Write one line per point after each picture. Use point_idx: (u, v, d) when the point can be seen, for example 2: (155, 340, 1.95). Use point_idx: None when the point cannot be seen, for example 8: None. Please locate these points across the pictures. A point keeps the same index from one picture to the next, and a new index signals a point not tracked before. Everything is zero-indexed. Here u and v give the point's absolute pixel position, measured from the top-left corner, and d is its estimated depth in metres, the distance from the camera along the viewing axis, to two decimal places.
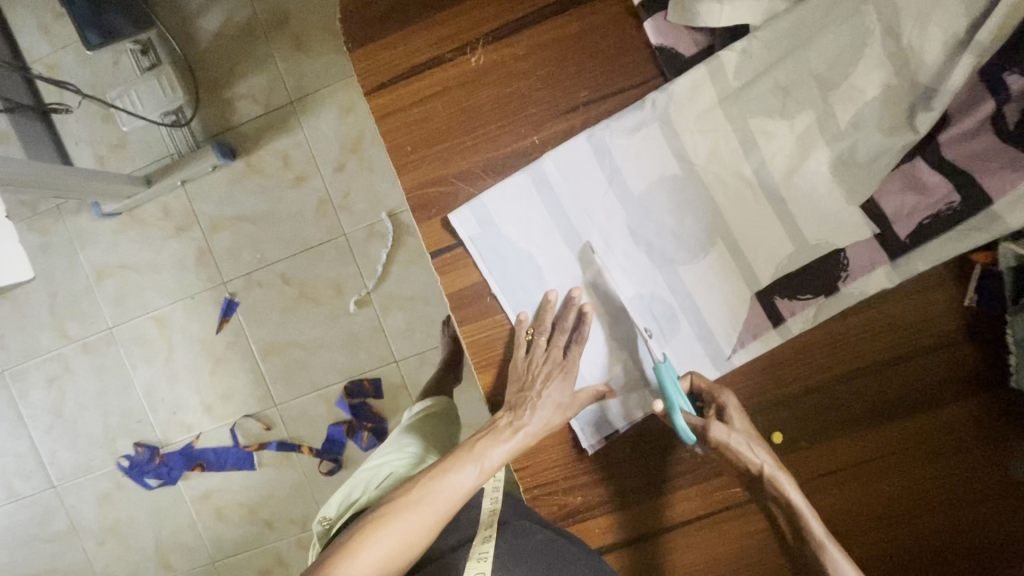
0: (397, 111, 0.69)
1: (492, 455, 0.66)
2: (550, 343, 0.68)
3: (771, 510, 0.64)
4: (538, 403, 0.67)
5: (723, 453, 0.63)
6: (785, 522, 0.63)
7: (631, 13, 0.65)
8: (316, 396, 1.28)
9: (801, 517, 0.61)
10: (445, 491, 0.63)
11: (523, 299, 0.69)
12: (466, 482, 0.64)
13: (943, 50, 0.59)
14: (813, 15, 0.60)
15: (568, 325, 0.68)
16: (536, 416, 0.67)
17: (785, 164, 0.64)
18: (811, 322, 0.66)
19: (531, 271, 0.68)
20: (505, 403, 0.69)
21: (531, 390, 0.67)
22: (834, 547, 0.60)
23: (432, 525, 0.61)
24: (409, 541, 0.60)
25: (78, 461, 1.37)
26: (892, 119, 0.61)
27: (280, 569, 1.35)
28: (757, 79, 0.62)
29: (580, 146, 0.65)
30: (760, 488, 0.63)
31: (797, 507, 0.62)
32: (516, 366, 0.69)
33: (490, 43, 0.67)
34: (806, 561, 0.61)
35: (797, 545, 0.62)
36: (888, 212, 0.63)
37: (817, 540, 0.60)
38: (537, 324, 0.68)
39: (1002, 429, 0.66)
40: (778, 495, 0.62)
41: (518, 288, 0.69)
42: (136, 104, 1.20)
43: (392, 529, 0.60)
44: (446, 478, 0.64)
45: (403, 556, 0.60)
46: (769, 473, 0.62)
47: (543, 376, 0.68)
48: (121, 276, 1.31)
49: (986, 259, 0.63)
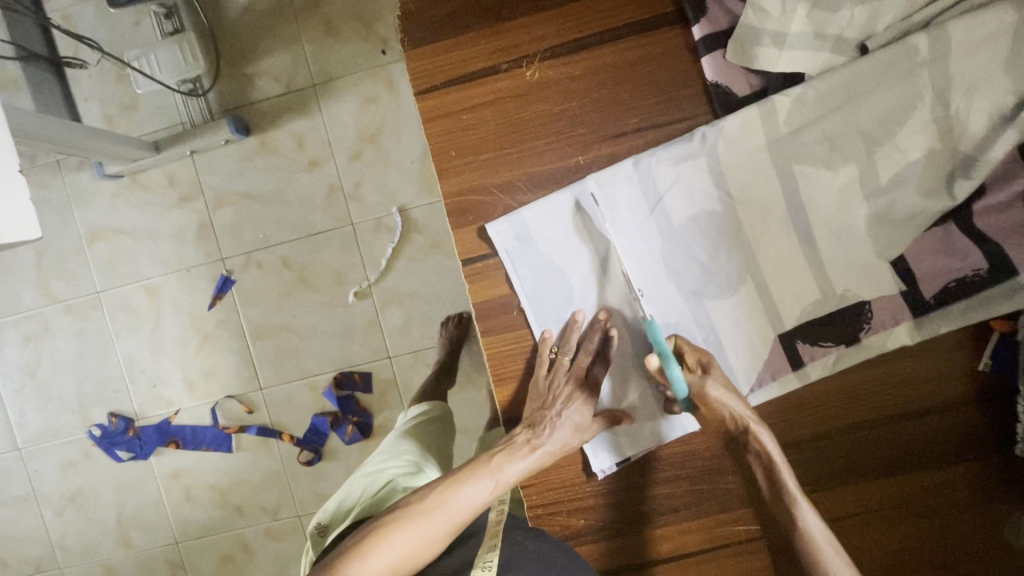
0: (446, 115, 0.68)
1: (507, 472, 0.65)
2: (574, 363, 0.68)
3: (749, 464, 0.62)
4: (556, 423, 0.67)
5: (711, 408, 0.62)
6: (763, 480, 0.61)
7: (690, 48, 0.66)
8: (303, 383, 1.26)
9: (777, 472, 0.60)
10: (459, 502, 0.63)
11: (550, 318, 0.69)
12: (480, 495, 0.64)
13: (988, 122, 0.60)
14: (867, 72, 0.61)
15: (592, 347, 0.68)
16: (554, 436, 0.67)
17: (822, 213, 0.65)
18: (830, 368, 0.67)
19: (563, 291, 0.69)
20: (524, 419, 0.68)
21: (552, 410, 0.67)
22: (804, 503, 0.59)
23: (442, 535, 0.62)
24: (420, 548, 0.61)
25: (46, 426, 1.33)
26: (931, 183, 0.63)
27: (245, 557, 1.32)
28: (807, 127, 0.63)
29: (626, 172, 0.66)
30: (740, 443, 0.62)
31: (775, 461, 0.60)
32: (538, 384, 0.68)
33: (547, 59, 0.67)
34: (779, 521, 0.59)
35: (770, 502, 0.60)
36: (917, 271, 0.65)
37: (789, 495, 0.59)
38: (561, 343, 0.69)
39: (1001, 493, 0.68)
40: (758, 449, 0.61)
41: (548, 306, 0.69)
42: (154, 67, 1.14)
43: (404, 536, 0.61)
44: (460, 490, 0.64)
45: (412, 562, 0.61)
46: (753, 429, 0.61)
47: (563, 397, 0.68)
48: (116, 240, 1.27)
49: (1003, 326, 0.65)
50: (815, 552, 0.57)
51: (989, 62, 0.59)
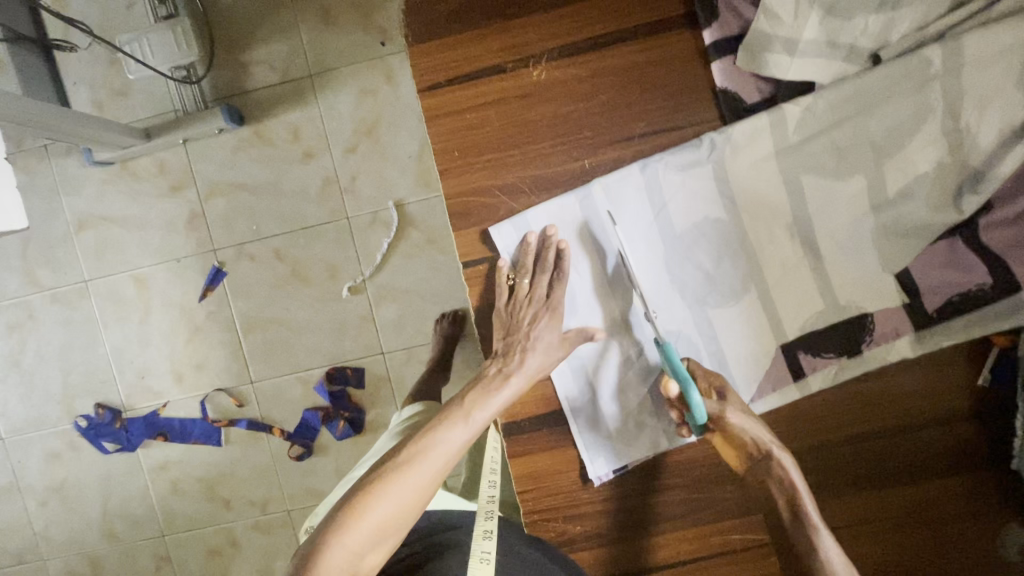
0: (449, 114, 0.67)
1: (482, 411, 0.63)
2: (533, 284, 0.66)
3: (770, 489, 0.63)
4: (529, 346, 0.65)
5: (728, 431, 0.63)
6: (783, 504, 0.62)
7: (699, 52, 0.65)
8: (294, 378, 1.24)
9: (798, 498, 0.61)
10: (440, 448, 0.60)
11: (508, 244, 0.68)
12: (461, 438, 0.62)
13: (998, 136, 0.60)
14: (878, 83, 0.61)
15: (549, 264, 0.66)
16: (527, 361, 0.65)
17: (829, 223, 0.64)
18: (831, 380, 0.67)
19: (518, 220, 0.67)
20: (493, 352, 0.67)
21: (518, 337, 0.66)
22: (824, 532, 0.60)
23: (430, 483, 0.59)
24: (406, 505, 0.58)
25: (30, 416, 1.30)
26: (939, 197, 0.62)
27: (232, 551, 1.30)
28: (816, 136, 0.63)
29: (632, 176, 0.65)
30: (761, 466, 0.63)
31: (795, 486, 0.62)
32: (500, 314, 0.68)
33: (554, 60, 0.66)
34: (797, 543, 0.61)
35: (791, 525, 0.61)
36: (920, 285, 0.64)
37: (810, 522, 0.61)
38: (517, 268, 0.67)
39: (998, 506, 0.68)
40: (781, 474, 0.63)
41: (512, 237, 0.67)
42: (146, 52, 1.11)
43: (387, 498, 0.57)
44: (439, 436, 0.61)
45: (402, 518, 0.58)
46: (775, 453, 0.63)
47: (528, 319, 0.66)
48: (104, 228, 1.24)
49: (1004, 342, 0.65)
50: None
51: (1002, 77, 0.59)
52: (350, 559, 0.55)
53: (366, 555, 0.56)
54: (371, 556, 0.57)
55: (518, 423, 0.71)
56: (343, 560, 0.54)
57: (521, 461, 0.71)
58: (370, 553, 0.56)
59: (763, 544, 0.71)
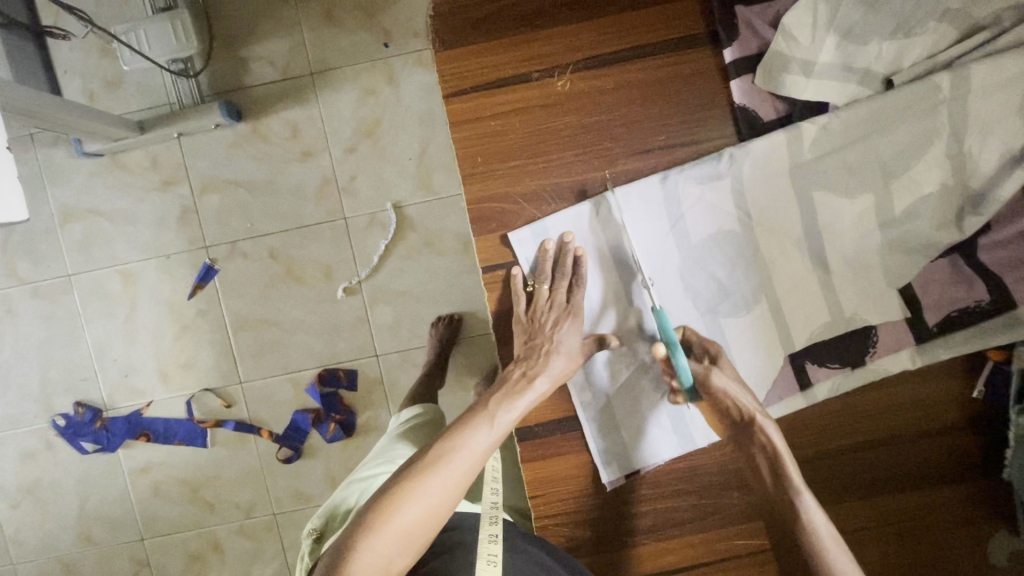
0: (474, 119, 0.67)
1: (506, 414, 0.64)
2: (553, 290, 0.67)
3: (754, 455, 0.66)
4: (553, 349, 0.66)
5: (716, 398, 0.66)
6: (767, 469, 0.65)
7: (719, 69, 0.67)
8: (284, 379, 1.22)
9: (782, 463, 0.64)
10: (465, 453, 0.61)
11: (524, 253, 0.68)
12: (484, 443, 0.62)
13: (998, 161, 0.63)
14: (890, 106, 0.63)
15: (567, 271, 0.68)
16: (550, 366, 0.66)
17: (837, 237, 0.67)
18: (836, 389, 0.69)
19: (536, 226, 0.68)
20: (515, 356, 0.67)
21: (539, 339, 0.66)
22: (808, 497, 0.63)
23: (455, 487, 0.59)
24: (433, 508, 0.58)
25: (5, 414, 1.25)
26: (943, 217, 0.65)
27: (215, 556, 1.28)
28: (829, 154, 0.65)
29: (651, 185, 0.66)
30: (749, 434, 0.66)
31: (781, 454, 0.64)
32: (519, 319, 0.68)
33: (579, 71, 0.67)
34: (785, 513, 0.64)
35: (775, 489, 0.65)
36: (922, 300, 0.67)
37: (796, 490, 0.63)
38: (536, 274, 0.68)
39: (989, 515, 0.72)
40: (765, 440, 0.65)
41: (531, 242, 0.68)
42: (143, 43, 1.08)
43: (413, 500, 0.57)
44: (463, 440, 0.61)
45: (428, 522, 0.58)
46: (760, 421, 0.65)
47: (550, 323, 0.67)
48: (92, 221, 1.21)
49: (999, 357, 0.68)
50: (812, 539, 0.62)
51: (1003, 106, 0.62)
52: (379, 560, 0.55)
53: (394, 557, 0.56)
54: (398, 560, 0.57)
55: (532, 428, 0.71)
56: (372, 561, 0.55)
57: (535, 466, 0.71)
58: (397, 556, 0.57)
59: (765, 549, 0.72)
